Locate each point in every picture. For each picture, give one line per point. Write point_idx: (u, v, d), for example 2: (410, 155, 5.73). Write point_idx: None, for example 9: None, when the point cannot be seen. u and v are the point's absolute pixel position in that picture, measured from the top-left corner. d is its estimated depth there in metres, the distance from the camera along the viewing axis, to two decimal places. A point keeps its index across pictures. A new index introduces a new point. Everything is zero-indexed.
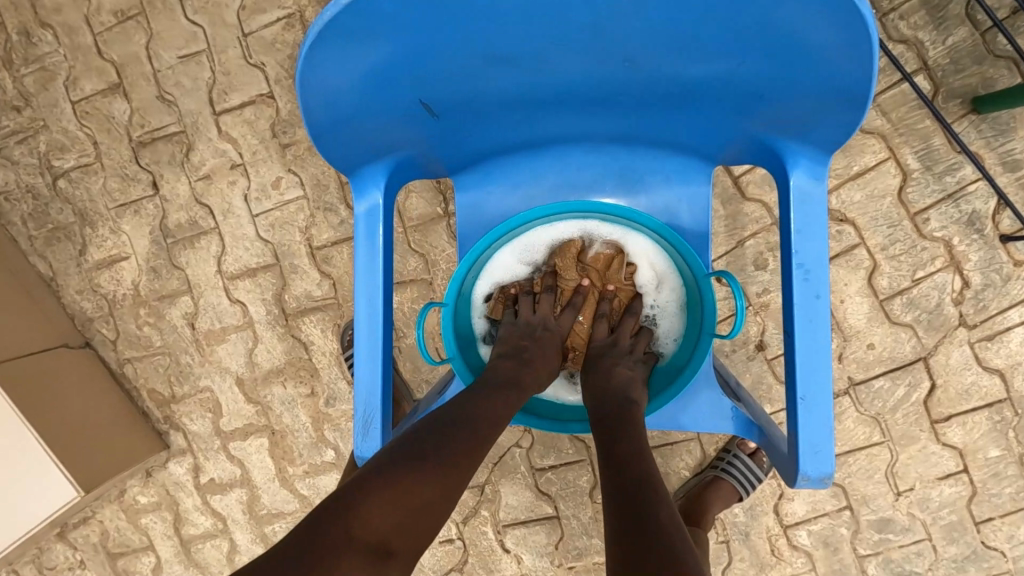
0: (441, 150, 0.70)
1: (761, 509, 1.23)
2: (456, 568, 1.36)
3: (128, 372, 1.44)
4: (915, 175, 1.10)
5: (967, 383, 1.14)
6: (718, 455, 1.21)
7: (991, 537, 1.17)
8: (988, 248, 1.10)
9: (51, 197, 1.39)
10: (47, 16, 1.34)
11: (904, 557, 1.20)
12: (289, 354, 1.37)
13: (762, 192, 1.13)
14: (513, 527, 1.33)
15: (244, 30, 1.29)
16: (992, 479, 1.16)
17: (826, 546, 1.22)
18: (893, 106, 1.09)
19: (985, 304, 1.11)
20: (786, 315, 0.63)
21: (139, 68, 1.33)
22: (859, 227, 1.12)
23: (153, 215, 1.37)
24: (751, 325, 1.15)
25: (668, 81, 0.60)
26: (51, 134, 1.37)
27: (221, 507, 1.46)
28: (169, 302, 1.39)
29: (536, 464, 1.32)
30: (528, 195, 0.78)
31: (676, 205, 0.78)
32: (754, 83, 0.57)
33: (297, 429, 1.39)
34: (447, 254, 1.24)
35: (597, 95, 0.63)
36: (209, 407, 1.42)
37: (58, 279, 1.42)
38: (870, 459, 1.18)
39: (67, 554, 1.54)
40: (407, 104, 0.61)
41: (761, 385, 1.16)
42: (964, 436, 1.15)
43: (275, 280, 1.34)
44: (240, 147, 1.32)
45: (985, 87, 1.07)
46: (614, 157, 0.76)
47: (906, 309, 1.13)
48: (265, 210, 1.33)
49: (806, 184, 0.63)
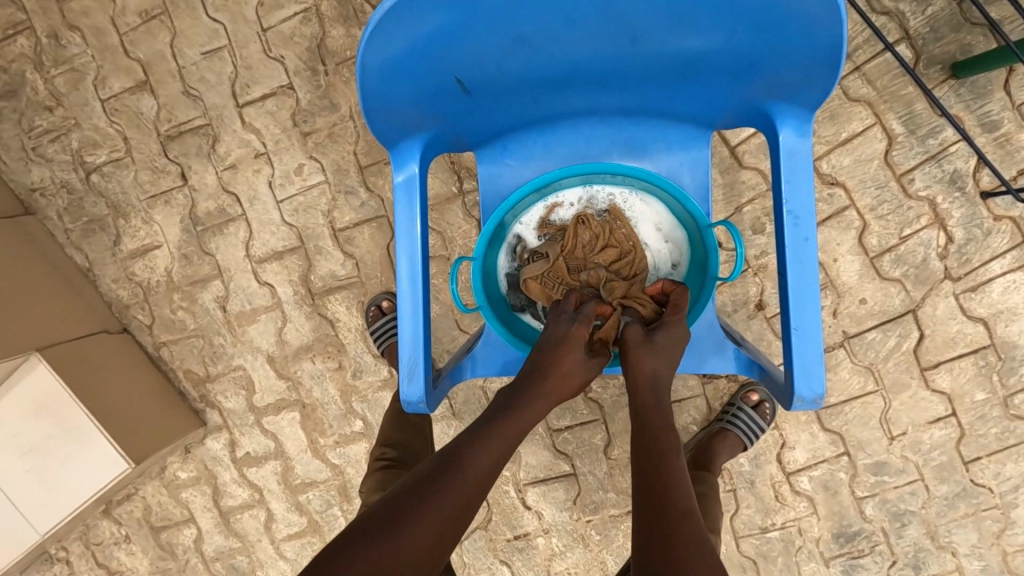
0: (469, 124, 0.78)
1: (765, 458, 1.32)
2: (481, 525, 1.45)
3: (164, 355, 1.53)
4: (900, 138, 1.18)
5: (953, 332, 1.22)
6: (724, 409, 1.30)
7: (978, 475, 1.26)
8: (969, 205, 1.18)
9: (86, 192, 1.47)
10: (75, 19, 1.41)
11: (898, 497, 1.29)
12: (317, 331, 1.45)
13: (758, 160, 1.21)
14: (534, 485, 1.43)
15: (263, 25, 1.36)
16: (979, 421, 1.25)
17: (826, 490, 1.31)
18: (878, 75, 1.17)
19: (968, 257, 1.19)
20: (781, 259, 0.71)
21: (164, 66, 1.40)
22: (848, 189, 1.20)
23: (182, 205, 1.45)
24: (751, 286, 1.23)
25: (671, 58, 0.68)
26: (83, 132, 1.45)
27: (257, 478, 1.55)
28: (201, 287, 1.48)
29: (553, 425, 1.41)
30: (543, 165, 0.86)
31: (677, 169, 0.86)
32: (749, 56, 0.66)
33: (327, 402, 1.48)
34: (463, 230, 1.32)
35: (609, 72, 0.71)
36: (243, 385, 1.51)
37: (96, 269, 1.50)
38: (865, 407, 1.27)
39: (113, 528, 1.64)
40: (443, 83, 0.68)
41: (761, 342, 1.24)
42: (951, 382, 1.24)
43: (301, 263, 1.42)
44: (263, 137, 1.39)
45: (964, 52, 1.14)
46: (622, 127, 0.83)
47: (894, 265, 1.21)
48: (289, 196, 1.40)
49: (795, 142, 0.71)
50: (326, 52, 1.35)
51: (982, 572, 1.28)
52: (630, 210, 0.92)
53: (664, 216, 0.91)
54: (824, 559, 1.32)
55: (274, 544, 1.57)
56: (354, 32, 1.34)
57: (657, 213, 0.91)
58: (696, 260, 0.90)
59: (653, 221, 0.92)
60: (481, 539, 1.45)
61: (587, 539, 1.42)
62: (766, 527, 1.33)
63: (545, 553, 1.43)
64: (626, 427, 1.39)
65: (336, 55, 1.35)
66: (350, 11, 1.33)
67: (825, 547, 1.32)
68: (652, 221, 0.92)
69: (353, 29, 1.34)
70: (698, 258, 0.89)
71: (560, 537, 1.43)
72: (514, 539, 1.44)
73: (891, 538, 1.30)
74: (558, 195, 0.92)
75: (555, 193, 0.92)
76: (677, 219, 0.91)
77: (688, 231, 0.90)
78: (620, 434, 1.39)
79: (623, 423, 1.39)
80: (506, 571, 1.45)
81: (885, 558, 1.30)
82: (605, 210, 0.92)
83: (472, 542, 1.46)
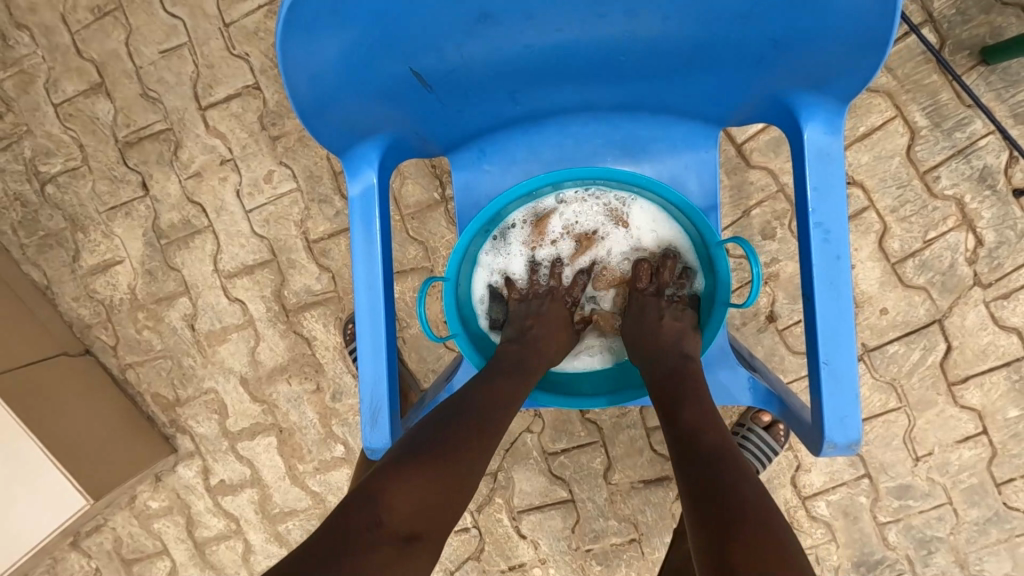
0: (437, 125, 0.67)
1: (778, 482, 1.22)
2: (473, 556, 1.35)
3: (130, 378, 1.42)
4: (923, 132, 1.07)
5: (983, 344, 1.11)
6: (733, 430, 1.19)
7: (1012, 498, 1.16)
8: (1001, 204, 1.07)
9: (41, 204, 1.36)
10: (22, 16, 1.30)
11: (924, 522, 1.18)
12: (292, 351, 1.35)
13: (767, 159, 1.10)
14: (529, 512, 1.32)
15: (225, 20, 1.25)
16: (1012, 440, 1.14)
17: (845, 516, 1.20)
18: (899, 62, 1.06)
19: (1000, 261, 1.08)
20: (806, 278, 0.61)
21: (120, 65, 1.29)
22: (867, 189, 1.09)
23: (144, 216, 1.34)
24: (761, 296, 1.13)
25: (671, 38, 0.57)
26: (36, 139, 1.34)
27: (233, 508, 1.44)
28: (167, 305, 1.37)
29: (549, 448, 1.30)
30: (527, 171, 0.75)
31: (683, 173, 0.75)
32: (764, 32, 0.55)
33: (305, 426, 1.37)
34: (446, 240, 1.21)
35: (598, 59, 0.60)
36: (215, 408, 1.40)
37: (54, 287, 1.40)
38: (887, 426, 1.16)
39: (82, 562, 1.53)
40: (397, 75, 0.58)
41: (773, 358, 1.14)
42: (982, 397, 1.13)
43: (273, 277, 1.32)
44: (229, 142, 1.28)
45: (994, 36, 1.03)
46: (616, 125, 0.73)
47: (918, 271, 1.10)
48: (259, 205, 1.30)
49: (822, 138, 0.60)
50: None
51: None
52: (615, 207, 0.82)
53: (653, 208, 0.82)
54: None
55: None
56: None
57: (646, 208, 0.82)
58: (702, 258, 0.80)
59: (640, 215, 0.83)
60: (474, 570, 1.35)
61: (587, 570, 1.31)
62: None
63: None
64: (628, 450, 1.29)
65: None
66: None
67: None
68: (639, 216, 0.83)
69: None
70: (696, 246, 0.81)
71: (558, 568, 1.32)
72: (508, 570, 1.34)
73: (917, 567, 1.19)
74: (541, 201, 0.82)
75: (538, 200, 0.82)
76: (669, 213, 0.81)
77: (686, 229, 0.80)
78: (621, 457, 1.29)
79: (625, 445, 1.28)
80: None
81: None
82: (587, 212, 0.83)
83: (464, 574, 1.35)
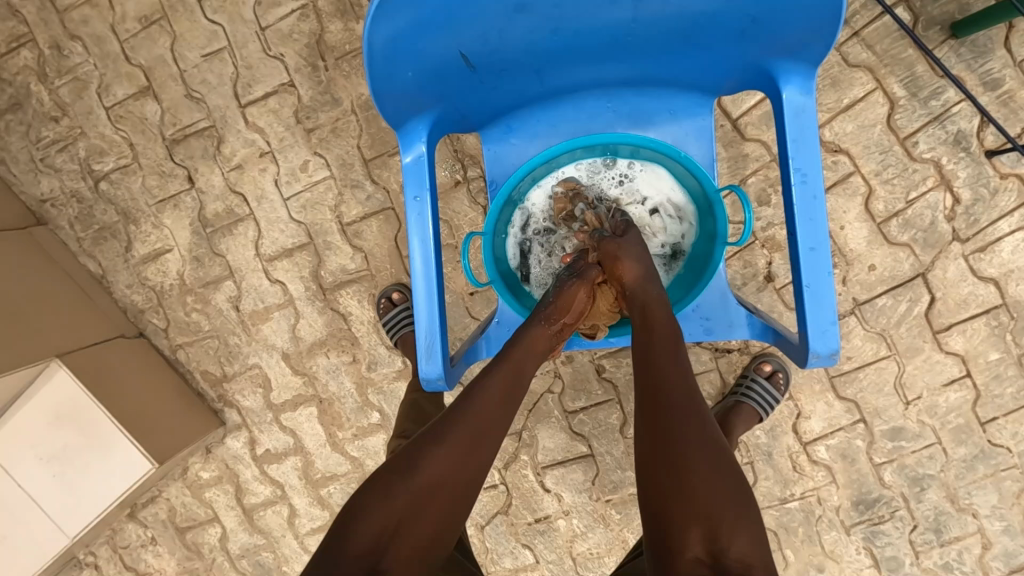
0: (475, 104, 0.79)
1: (781, 429, 1.33)
2: (502, 510, 1.46)
3: (181, 357, 1.54)
4: (902, 102, 1.18)
5: (964, 294, 1.22)
6: (738, 381, 1.30)
7: (996, 435, 1.26)
8: (975, 164, 1.18)
9: (95, 200, 1.49)
10: (76, 29, 1.43)
11: (916, 461, 1.29)
12: (330, 326, 1.47)
13: (760, 132, 1.21)
14: (553, 467, 1.44)
15: (262, 24, 1.38)
16: (994, 381, 1.25)
17: (844, 458, 1.31)
18: (877, 39, 1.18)
19: (976, 217, 1.19)
20: (789, 218, 0.74)
21: (166, 70, 1.42)
22: (853, 156, 1.21)
23: (191, 208, 1.46)
24: (759, 258, 1.24)
25: (672, 22, 0.69)
26: (90, 141, 1.46)
27: (279, 475, 1.55)
28: (213, 288, 1.49)
29: (569, 407, 1.42)
30: (549, 142, 0.87)
31: (683, 138, 0.86)
32: (751, 14, 0.66)
33: (343, 396, 1.49)
34: (469, 218, 1.32)
35: (611, 41, 0.72)
36: (259, 382, 1.52)
37: (109, 276, 1.52)
38: (879, 372, 1.27)
39: (140, 531, 1.62)
40: (449, 58, 0.69)
41: (773, 313, 1.25)
42: (965, 343, 1.24)
43: (311, 259, 1.44)
44: (267, 136, 1.41)
45: (962, 12, 1.15)
46: (624, 99, 0.85)
47: (902, 229, 1.21)
48: (296, 193, 1.42)
49: (799, 99, 0.73)
50: (325, 47, 1.37)
51: (1004, 532, 1.28)
52: (624, 170, 0.94)
53: (654, 167, 0.93)
54: (845, 527, 1.32)
55: (299, 539, 1.57)
56: (352, 26, 1.35)
57: (652, 172, 0.93)
58: (704, 209, 0.89)
59: (645, 178, 0.93)
60: (502, 523, 1.46)
61: (608, 519, 1.43)
62: (786, 498, 1.34)
63: (566, 535, 1.44)
64: None
65: (336, 50, 1.36)
66: (346, 5, 1.35)
67: (845, 515, 1.32)
68: (645, 178, 0.93)
69: (350, 23, 1.36)
70: (696, 195, 0.90)
71: (581, 518, 1.44)
72: (535, 522, 1.45)
73: (912, 503, 1.30)
74: (556, 173, 0.94)
75: (555, 172, 0.94)
76: (674, 175, 0.91)
77: (688, 187, 0.91)
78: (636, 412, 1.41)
79: None
80: (529, 555, 1.46)
81: (906, 524, 1.30)
82: (601, 176, 0.94)
83: (494, 527, 1.47)
